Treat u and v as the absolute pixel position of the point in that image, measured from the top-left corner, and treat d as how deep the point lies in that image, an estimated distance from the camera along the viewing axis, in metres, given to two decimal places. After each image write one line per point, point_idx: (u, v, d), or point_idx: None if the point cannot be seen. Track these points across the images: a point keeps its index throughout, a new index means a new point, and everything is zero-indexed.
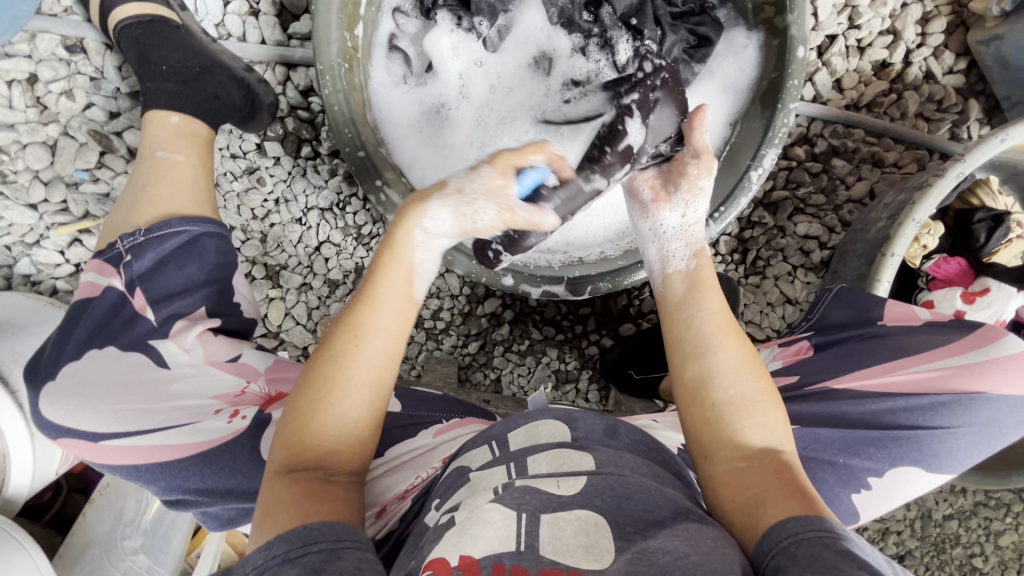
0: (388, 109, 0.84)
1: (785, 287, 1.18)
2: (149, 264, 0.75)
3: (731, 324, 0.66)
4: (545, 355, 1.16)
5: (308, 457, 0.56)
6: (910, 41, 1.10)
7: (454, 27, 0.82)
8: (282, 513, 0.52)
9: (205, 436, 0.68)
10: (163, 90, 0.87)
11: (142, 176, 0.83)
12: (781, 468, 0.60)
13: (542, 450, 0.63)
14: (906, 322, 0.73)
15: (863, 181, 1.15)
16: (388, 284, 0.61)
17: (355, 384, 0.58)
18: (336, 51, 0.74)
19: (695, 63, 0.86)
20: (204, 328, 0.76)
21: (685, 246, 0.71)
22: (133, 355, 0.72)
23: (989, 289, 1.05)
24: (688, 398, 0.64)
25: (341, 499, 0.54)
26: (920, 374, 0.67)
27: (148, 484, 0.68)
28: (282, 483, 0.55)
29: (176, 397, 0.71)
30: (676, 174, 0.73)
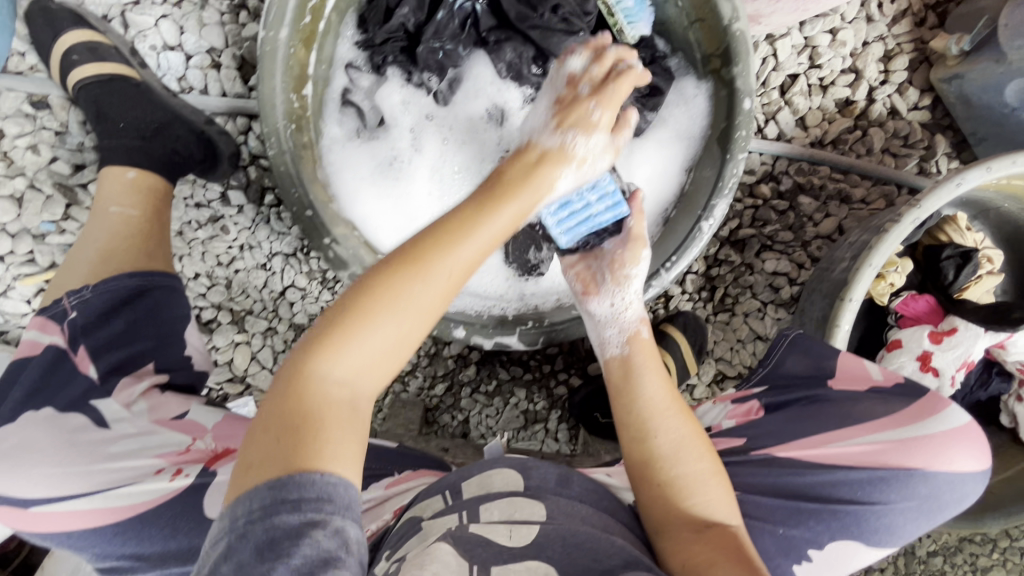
0: (340, 164, 0.84)
1: (754, 323, 1.17)
2: (94, 320, 0.75)
3: (677, 399, 0.73)
4: (513, 395, 1.16)
5: (328, 380, 0.53)
6: (872, 78, 1.10)
7: (404, 83, 0.85)
8: (285, 445, 0.50)
9: (144, 497, 0.68)
10: (122, 146, 0.89)
11: (96, 232, 0.84)
12: (729, 537, 0.63)
13: (496, 497, 0.65)
14: (853, 386, 0.72)
15: (832, 217, 1.14)
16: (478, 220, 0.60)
17: (409, 309, 0.55)
18: (282, 113, 0.74)
19: (648, 112, 0.88)
20: (149, 385, 0.77)
21: (621, 330, 0.79)
22: (71, 415, 0.71)
23: (955, 329, 1.02)
24: (637, 477, 0.69)
25: (344, 437, 0.52)
26: (863, 446, 0.67)
27: (84, 549, 0.68)
28: (290, 408, 0.52)
29: (115, 458, 0.70)
30: (609, 267, 0.80)
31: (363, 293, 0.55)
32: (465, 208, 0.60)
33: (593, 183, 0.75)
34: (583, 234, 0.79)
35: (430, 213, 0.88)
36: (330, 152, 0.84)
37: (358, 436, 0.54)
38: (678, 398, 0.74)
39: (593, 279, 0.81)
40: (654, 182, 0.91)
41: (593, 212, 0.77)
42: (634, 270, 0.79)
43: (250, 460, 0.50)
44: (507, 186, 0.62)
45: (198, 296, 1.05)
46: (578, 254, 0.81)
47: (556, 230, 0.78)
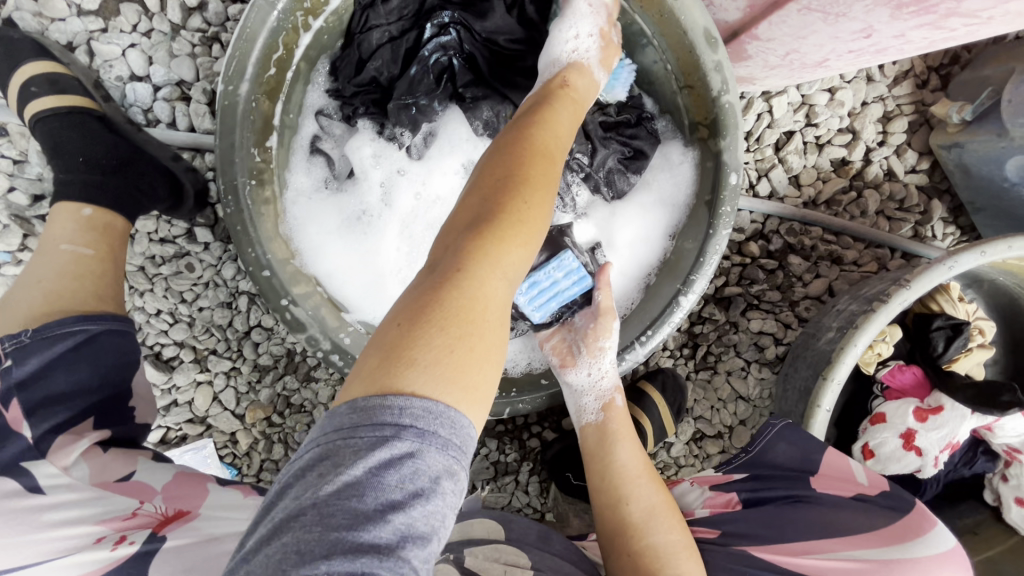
0: (304, 216, 0.80)
1: (736, 383, 1.14)
2: (32, 372, 0.71)
3: (649, 469, 0.76)
4: (484, 446, 1.12)
5: (471, 303, 0.49)
6: (869, 139, 1.07)
7: (376, 136, 0.81)
8: (440, 368, 0.45)
9: (84, 570, 0.60)
10: (79, 181, 0.84)
11: (41, 271, 0.80)
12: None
13: (480, 545, 0.79)
14: (839, 489, 0.71)
15: (821, 278, 1.11)
16: (567, 134, 0.64)
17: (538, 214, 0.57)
18: (241, 169, 0.71)
19: (631, 173, 0.86)
20: (90, 443, 0.72)
21: (598, 398, 0.80)
22: (2, 480, 0.63)
23: (941, 407, 0.98)
24: (610, 547, 0.72)
25: (486, 370, 0.48)
26: (841, 562, 0.62)
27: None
28: (433, 332, 0.47)
29: (51, 527, 0.61)
30: (581, 341, 0.80)
31: (499, 202, 0.55)
32: (558, 128, 0.63)
33: (558, 261, 0.79)
34: (555, 308, 0.80)
35: (398, 269, 0.85)
36: (294, 203, 0.79)
37: (494, 354, 0.50)
38: (650, 466, 0.77)
39: (568, 351, 0.81)
40: (635, 245, 0.87)
41: (560, 288, 0.80)
42: (607, 342, 0.78)
43: (397, 362, 0.45)
44: (577, 111, 0.68)
45: (160, 333, 1.02)
46: (551, 330, 0.82)
47: (528, 307, 0.80)
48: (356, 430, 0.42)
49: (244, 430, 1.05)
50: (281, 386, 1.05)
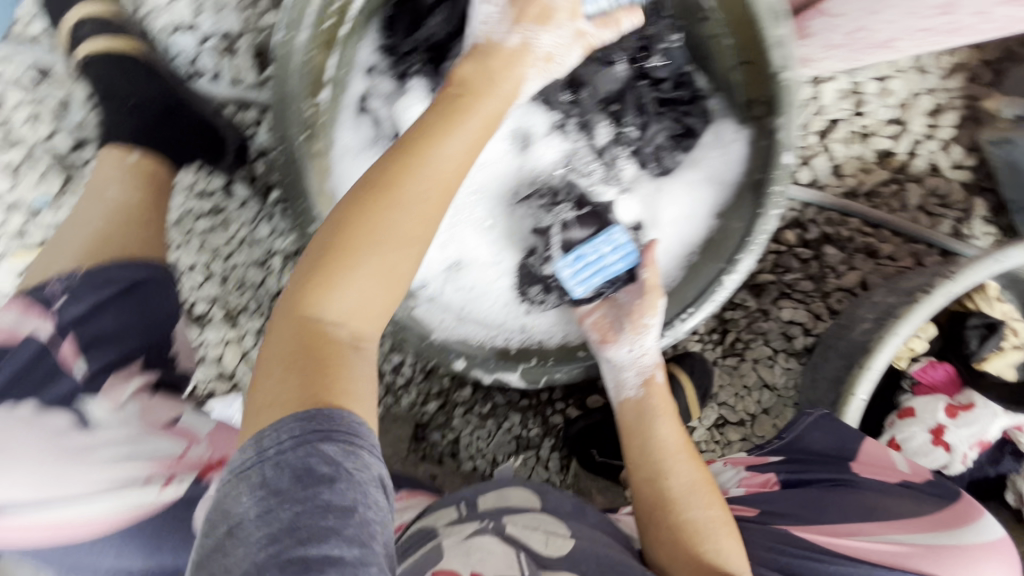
0: (349, 174, 0.80)
1: (763, 371, 1.14)
2: (85, 311, 0.73)
3: (688, 446, 0.77)
4: (507, 419, 1.13)
5: (308, 324, 0.54)
6: (916, 132, 1.05)
7: (428, 95, 0.82)
8: (291, 381, 0.52)
9: (131, 506, 0.64)
10: (126, 129, 0.87)
11: (87, 214, 0.82)
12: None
13: (519, 512, 0.80)
14: (879, 475, 0.71)
15: (856, 271, 1.10)
16: (454, 135, 0.59)
17: (379, 231, 0.56)
18: (295, 120, 0.70)
19: (678, 152, 0.84)
20: (137, 386, 0.74)
21: (638, 373, 0.81)
22: (54, 414, 0.65)
23: (973, 404, 1.00)
24: (650, 521, 0.72)
25: (334, 381, 0.52)
26: (886, 545, 0.63)
27: (50, 560, 0.63)
28: (281, 348, 0.54)
29: (100, 466, 0.63)
30: (625, 317, 0.81)
31: (344, 223, 0.56)
32: (435, 138, 0.59)
33: (606, 236, 0.80)
34: (597, 283, 0.82)
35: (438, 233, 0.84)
36: (340, 160, 0.79)
37: (347, 363, 0.54)
38: (689, 444, 0.77)
39: (610, 327, 0.82)
40: (679, 222, 0.87)
41: (606, 262, 0.81)
42: (652, 319, 0.79)
43: (272, 378, 0.53)
44: (478, 106, 0.62)
45: (194, 288, 1.01)
46: (593, 305, 0.84)
47: (571, 281, 0.81)
48: (305, 445, 0.48)
49: None
50: None
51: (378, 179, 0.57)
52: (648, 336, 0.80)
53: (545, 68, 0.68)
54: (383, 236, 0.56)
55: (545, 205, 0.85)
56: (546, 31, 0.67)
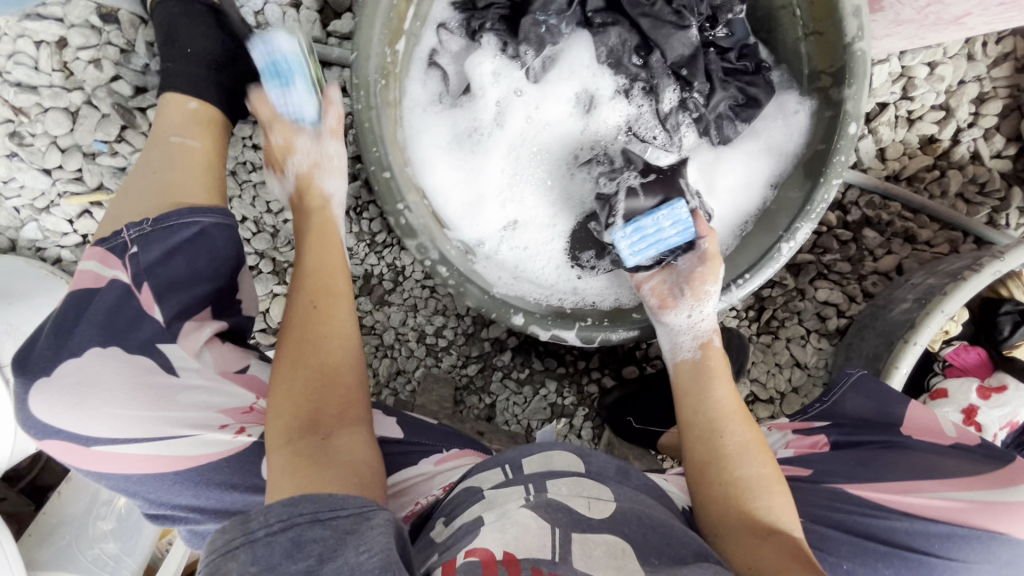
0: (418, 127, 0.81)
1: (795, 350, 1.15)
2: (157, 258, 0.74)
3: (744, 408, 0.75)
4: (543, 386, 1.14)
5: (301, 417, 0.62)
6: (961, 119, 1.07)
7: (497, 52, 0.81)
8: (298, 470, 0.56)
9: (205, 450, 0.68)
10: (183, 73, 0.85)
11: (153, 161, 0.81)
12: (790, 545, 0.63)
13: (561, 476, 0.67)
14: (932, 438, 0.74)
15: (892, 255, 1.11)
16: (341, 249, 0.80)
17: (327, 338, 0.70)
18: (374, 67, 0.71)
19: (739, 122, 0.85)
20: (212, 332, 0.76)
21: (694, 340, 0.80)
22: (139, 358, 0.70)
23: (1006, 386, 1.03)
24: (699, 477, 0.71)
25: (341, 450, 0.59)
26: (943, 502, 0.67)
27: (136, 494, 0.68)
28: (284, 448, 0.59)
29: (182, 408, 0.69)
30: (683, 285, 0.81)
31: (298, 326, 0.70)
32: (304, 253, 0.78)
33: (670, 209, 0.78)
34: (655, 254, 0.80)
35: (498, 191, 0.86)
36: (410, 112, 0.81)
37: (341, 428, 0.62)
38: (745, 406, 0.75)
39: (669, 293, 0.82)
40: (735, 191, 0.88)
41: (664, 236, 0.79)
42: (714, 287, 0.80)
43: (283, 474, 0.56)
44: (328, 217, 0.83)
45: (243, 242, 1.02)
46: (652, 271, 0.82)
47: (626, 252, 0.79)
48: (296, 528, 0.49)
49: None
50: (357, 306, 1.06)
51: (308, 300, 0.73)
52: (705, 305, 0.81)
53: (330, 166, 0.85)
54: (327, 339, 0.70)
55: (606, 166, 0.85)
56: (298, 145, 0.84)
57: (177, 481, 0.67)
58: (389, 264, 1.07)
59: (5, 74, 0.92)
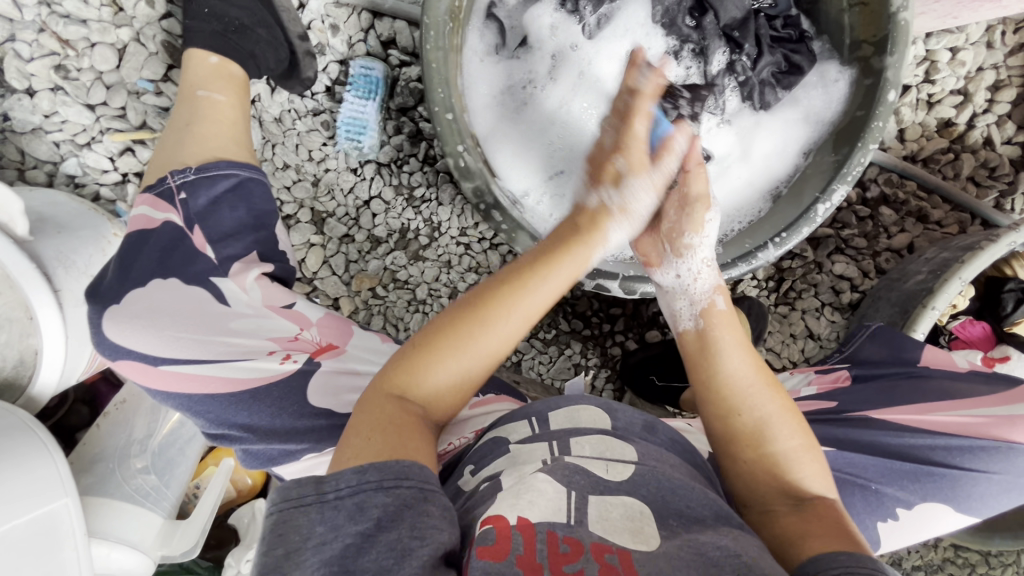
0: (477, 76, 0.84)
1: (810, 321, 1.20)
2: (204, 205, 0.70)
3: (765, 372, 0.66)
4: (568, 347, 1.17)
5: (414, 393, 0.59)
6: (978, 105, 1.13)
7: (557, 7, 0.85)
8: (381, 436, 0.53)
9: (261, 371, 0.63)
10: (203, 31, 0.86)
11: (183, 115, 0.79)
12: (827, 512, 0.59)
13: (585, 433, 0.65)
14: (946, 368, 0.79)
15: (905, 233, 1.17)
16: (564, 279, 0.65)
17: (491, 348, 0.61)
18: (445, 8, 0.73)
19: (780, 88, 0.89)
20: (259, 273, 0.71)
21: (692, 300, 0.72)
22: (193, 289, 0.65)
23: (1009, 356, 1.08)
24: (724, 452, 0.64)
25: (427, 443, 0.56)
26: (965, 416, 0.72)
27: (198, 416, 0.62)
28: (383, 405, 0.57)
29: (236, 334, 0.64)
30: (666, 237, 0.76)
31: (473, 311, 0.61)
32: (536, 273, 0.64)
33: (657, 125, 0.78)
34: None
35: (546, 143, 0.88)
36: (471, 62, 0.83)
37: (429, 425, 0.58)
38: (763, 369, 0.67)
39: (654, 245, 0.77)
40: (769, 158, 0.92)
41: None
42: (696, 238, 0.74)
43: (363, 431, 0.54)
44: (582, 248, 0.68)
45: (283, 189, 1.03)
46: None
47: None
48: (363, 494, 0.48)
49: (349, 297, 1.08)
50: (391, 260, 1.07)
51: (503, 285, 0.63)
52: (699, 255, 0.74)
53: (631, 213, 0.72)
54: (490, 339, 0.60)
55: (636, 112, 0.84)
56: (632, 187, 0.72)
57: (236, 401, 0.61)
58: (426, 219, 1.07)
59: (53, 5, 0.91)
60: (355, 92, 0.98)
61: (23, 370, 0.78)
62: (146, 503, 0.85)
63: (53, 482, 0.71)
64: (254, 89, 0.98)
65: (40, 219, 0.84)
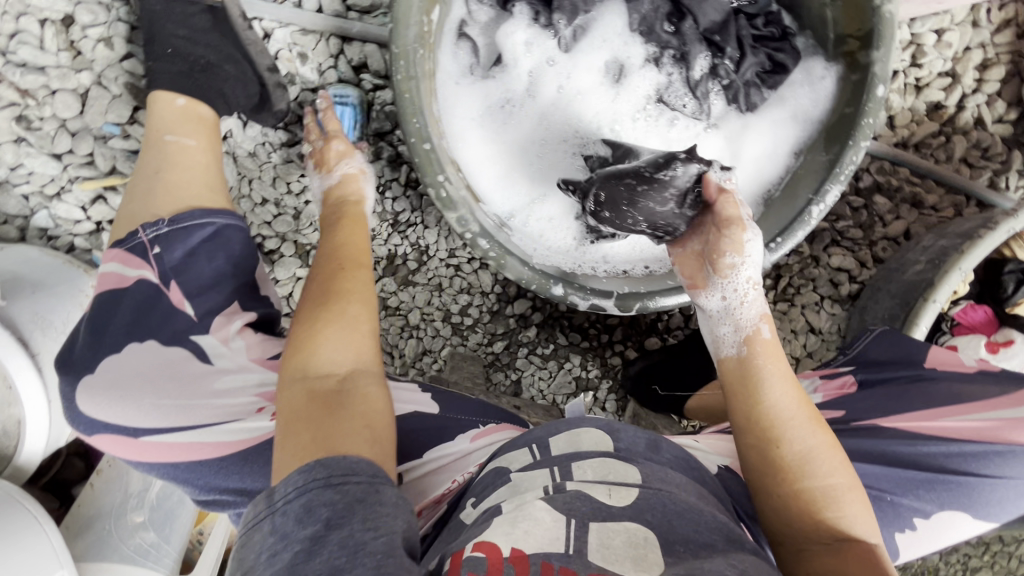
0: (454, 99, 0.81)
1: (811, 316, 1.18)
2: (179, 258, 0.68)
3: (808, 408, 0.65)
4: (568, 360, 1.15)
5: (317, 376, 0.58)
6: (967, 85, 1.11)
7: (530, 22, 0.81)
8: (304, 433, 0.52)
9: (247, 433, 0.59)
10: (168, 72, 0.82)
11: (151, 163, 0.76)
12: (867, 554, 0.57)
13: (586, 456, 0.62)
14: (954, 367, 0.80)
15: (901, 220, 1.15)
16: (362, 224, 0.77)
17: (349, 300, 0.65)
18: (413, 35, 0.70)
19: (765, 89, 0.86)
20: (242, 324, 0.68)
21: (731, 322, 0.72)
22: (174, 349, 0.63)
23: (1013, 340, 1.06)
24: (758, 483, 0.62)
25: (354, 413, 0.54)
26: (979, 421, 0.73)
27: (186, 485, 0.60)
28: (296, 403, 0.55)
29: (221, 395, 0.62)
30: (709, 258, 0.74)
31: (315, 291, 0.66)
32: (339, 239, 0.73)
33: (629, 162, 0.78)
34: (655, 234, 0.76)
35: (532, 162, 0.86)
36: (445, 84, 0.80)
37: (351, 394, 0.56)
38: (806, 404, 0.66)
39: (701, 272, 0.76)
40: (761, 161, 0.88)
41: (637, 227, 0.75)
42: (738, 258, 0.72)
43: (289, 440, 0.52)
44: (356, 206, 0.80)
45: (263, 224, 1.00)
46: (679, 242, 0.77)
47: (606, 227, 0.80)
48: (308, 494, 0.46)
49: None
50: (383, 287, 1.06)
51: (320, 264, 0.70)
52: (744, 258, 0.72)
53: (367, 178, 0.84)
54: (341, 295, 0.65)
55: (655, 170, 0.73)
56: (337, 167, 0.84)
57: (224, 466, 0.58)
58: (412, 244, 1.06)
59: (8, 54, 0.88)
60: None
61: (9, 437, 0.76)
62: (145, 564, 0.85)
63: (47, 557, 0.70)
64: (225, 125, 0.95)
65: (12, 279, 0.81)
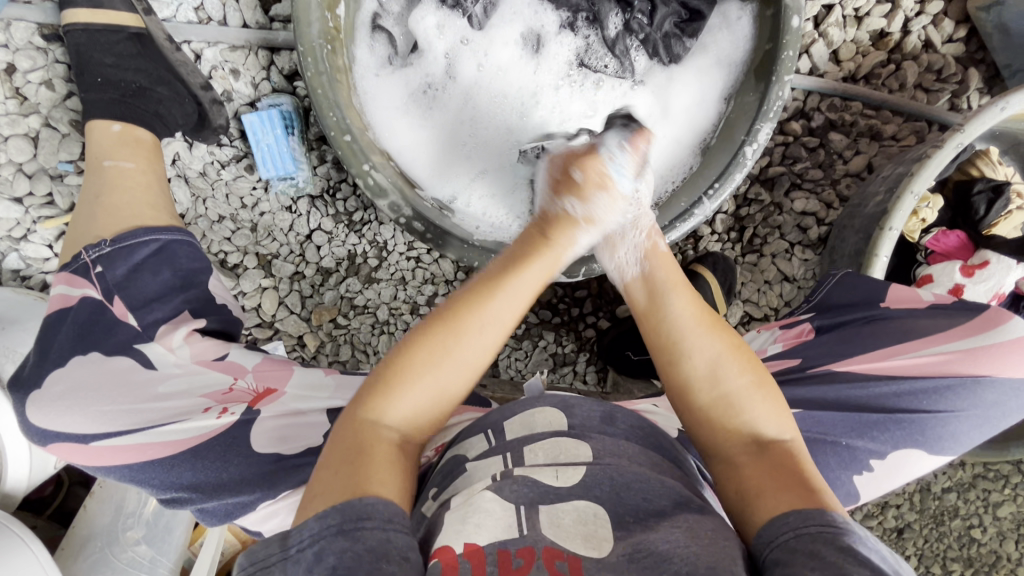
0: (372, 92, 0.83)
1: (782, 265, 1.16)
2: (123, 274, 0.70)
3: (706, 315, 0.64)
4: (541, 338, 1.15)
5: (383, 420, 0.55)
6: (907, 9, 1.09)
7: (439, 4, 0.82)
8: (339, 473, 0.51)
9: (194, 432, 0.63)
10: (101, 101, 0.87)
11: (93, 188, 0.80)
12: (778, 451, 0.58)
13: (540, 438, 0.59)
14: (910, 304, 0.78)
15: (861, 155, 1.13)
16: (534, 279, 0.62)
17: (463, 367, 0.58)
18: (317, 31, 0.73)
19: (687, 38, 0.85)
20: (191, 329, 0.70)
21: (632, 235, 0.69)
22: (118, 358, 0.66)
23: (988, 261, 1.02)
24: (675, 401, 0.62)
25: (397, 472, 0.53)
26: (930, 356, 0.73)
27: (142, 486, 0.63)
28: (352, 434, 0.54)
29: (169, 398, 0.65)
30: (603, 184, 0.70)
31: (435, 323, 0.58)
32: (508, 279, 0.61)
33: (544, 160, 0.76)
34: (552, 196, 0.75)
35: (462, 143, 0.87)
36: (362, 79, 0.83)
37: (400, 455, 0.54)
38: (707, 312, 0.64)
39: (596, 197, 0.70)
40: (691, 110, 0.88)
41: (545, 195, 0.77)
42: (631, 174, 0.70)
43: (330, 470, 0.51)
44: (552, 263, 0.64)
45: (223, 240, 1.02)
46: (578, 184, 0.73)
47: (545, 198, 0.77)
48: (324, 542, 0.46)
49: (311, 332, 1.06)
50: (345, 288, 1.05)
51: (474, 294, 0.59)
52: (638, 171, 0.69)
53: (590, 200, 0.64)
54: (448, 357, 0.57)
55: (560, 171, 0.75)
56: (597, 198, 0.65)
57: (176, 464, 0.61)
58: (370, 241, 1.04)
59: None
60: (271, 131, 0.95)
61: None
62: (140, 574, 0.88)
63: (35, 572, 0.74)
64: (171, 148, 0.97)
65: None
